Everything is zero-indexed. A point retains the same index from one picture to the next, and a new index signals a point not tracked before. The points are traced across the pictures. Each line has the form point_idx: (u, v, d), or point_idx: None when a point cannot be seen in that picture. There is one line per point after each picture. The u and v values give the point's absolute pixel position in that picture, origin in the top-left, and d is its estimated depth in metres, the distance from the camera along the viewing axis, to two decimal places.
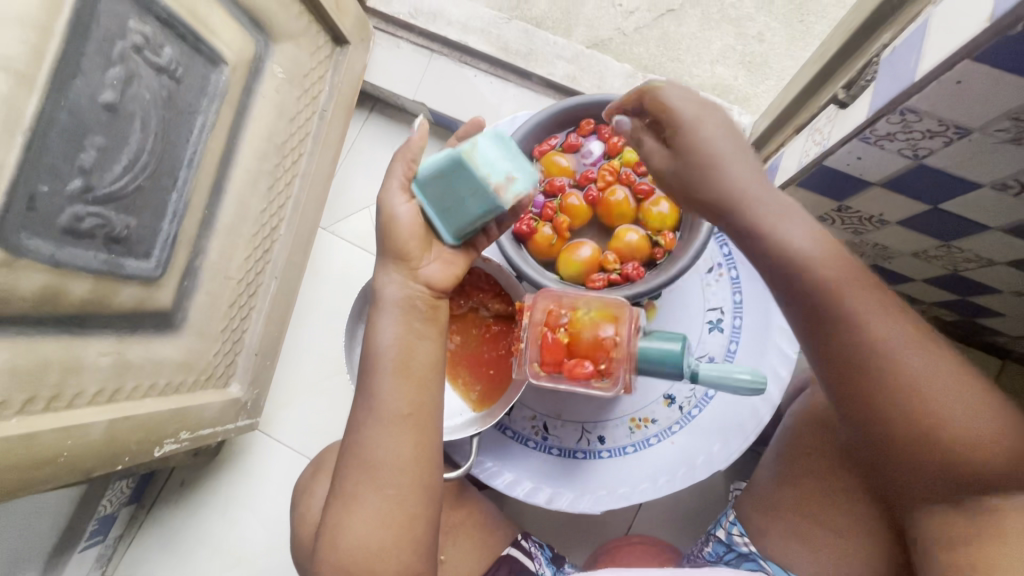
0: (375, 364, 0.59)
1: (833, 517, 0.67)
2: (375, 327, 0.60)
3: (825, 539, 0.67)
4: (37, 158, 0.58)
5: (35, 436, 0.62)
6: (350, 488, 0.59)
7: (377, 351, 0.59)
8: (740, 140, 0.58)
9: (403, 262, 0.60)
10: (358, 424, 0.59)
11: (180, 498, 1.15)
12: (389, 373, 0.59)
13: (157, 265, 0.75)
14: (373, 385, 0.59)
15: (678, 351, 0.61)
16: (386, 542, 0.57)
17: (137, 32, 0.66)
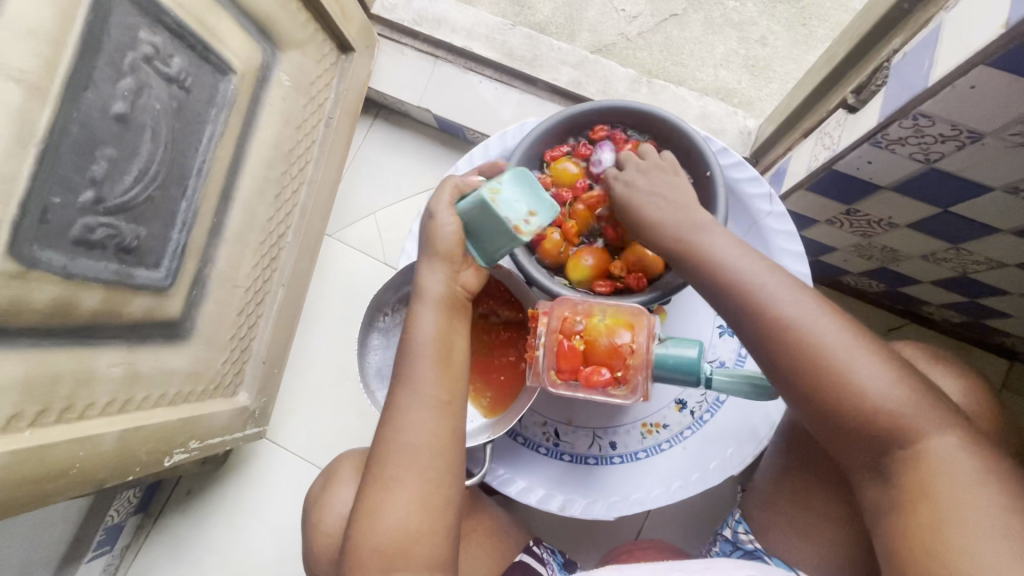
0: (419, 352, 0.59)
1: (818, 517, 0.66)
2: (417, 318, 0.60)
3: (814, 536, 0.66)
4: (50, 170, 0.58)
5: (47, 448, 0.62)
6: (388, 474, 0.57)
7: (421, 340, 0.59)
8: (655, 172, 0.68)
9: (449, 256, 0.61)
10: (397, 411, 0.58)
11: (187, 507, 1.15)
12: (433, 360, 0.59)
13: (167, 274, 0.74)
14: (416, 372, 0.59)
15: (695, 357, 0.61)
16: (426, 527, 0.57)
17: (147, 42, 0.66)
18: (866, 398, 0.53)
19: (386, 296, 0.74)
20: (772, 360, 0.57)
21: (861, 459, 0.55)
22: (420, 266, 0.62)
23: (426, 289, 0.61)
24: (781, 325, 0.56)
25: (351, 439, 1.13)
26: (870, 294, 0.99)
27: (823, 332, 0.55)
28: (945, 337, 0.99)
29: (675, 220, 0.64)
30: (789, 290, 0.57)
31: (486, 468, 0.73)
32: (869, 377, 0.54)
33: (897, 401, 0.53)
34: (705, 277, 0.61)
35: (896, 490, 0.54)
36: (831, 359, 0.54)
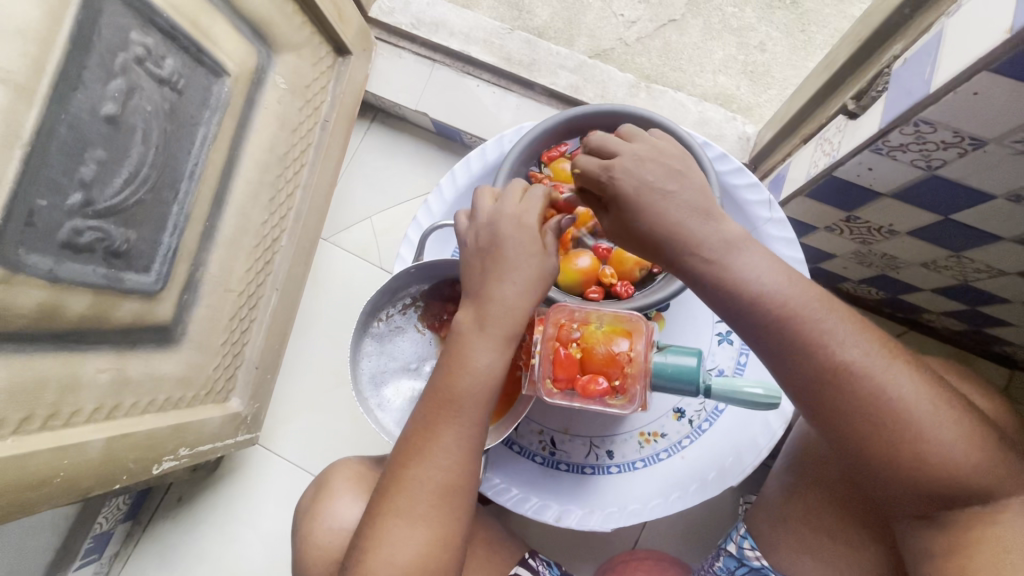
0: (469, 388, 0.57)
1: (842, 531, 0.65)
2: (476, 348, 0.58)
3: (841, 554, 0.65)
4: (37, 172, 0.56)
5: (32, 455, 0.60)
6: (417, 507, 0.56)
7: (478, 372, 0.57)
8: (672, 177, 0.56)
9: (530, 291, 0.58)
10: (430, 440, 0.57)
11: (177, 515, 1.13)
12: (480, 400, 0.57)
13: (157, 279, 0.73)
14: (463, 408, 0.57)
15: (694, 365, 0.60)
16: (443, 564, 0.56)
17: (139, 43, 0.65)
18: (933, 449, 0.51)
19: (381, 302, 0.73)
20: (837, 414, 0.52)
21: (922, 505, 0.53)
22: (497, 289, 0.58)
23: (507, 322, 0.58)
24: (849, 377, 0.51)
25: (346, 446, 1.11)
26: (869, 301, 0.99)
27: (882, 376, 0.51)
28: (945, 345, 0.98)
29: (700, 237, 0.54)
30: (842, 326, 0.52)
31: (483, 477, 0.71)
32: (935, 420, 0.51)
33: (965, 449, 0.51)
34: (756, 317, 0.53)
35: (949, 535, 0.53)
36: (895, 411, 0.51)
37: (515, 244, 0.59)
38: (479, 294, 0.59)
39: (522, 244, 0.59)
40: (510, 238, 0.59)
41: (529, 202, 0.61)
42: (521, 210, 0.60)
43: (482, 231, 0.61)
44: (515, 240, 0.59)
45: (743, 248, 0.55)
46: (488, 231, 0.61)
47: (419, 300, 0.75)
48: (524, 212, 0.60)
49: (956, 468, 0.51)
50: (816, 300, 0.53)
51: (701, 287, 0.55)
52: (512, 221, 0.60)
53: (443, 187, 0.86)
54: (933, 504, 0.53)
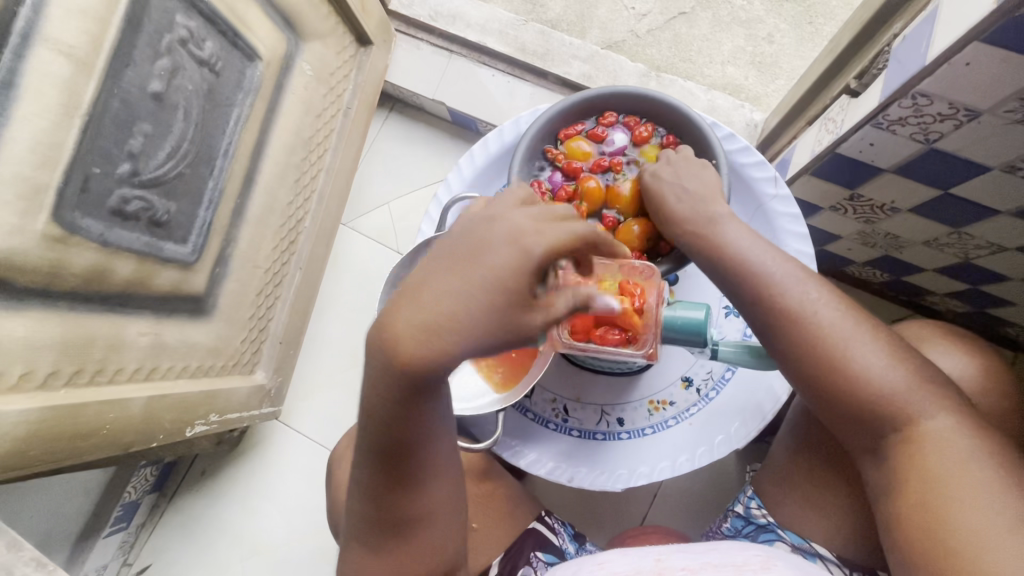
0: (391, 447, 0.51)
1: (832, 485, 0.68)
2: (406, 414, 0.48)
3: (830, 502, 0.68)
4: (92, 141, 0.61)
5: (81, 407, 0.65)
6: (398, 550, 0.59)
7: (397, 436, 0.50)
8: (690, 169, 0.71)
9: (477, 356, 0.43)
10: (378, 500, 0.56)
11: (200, 488, 1.18)
12: (401, 453, 0.52)
13: (193, 250, 0.78)
14: (389, 464, 0.52)
15: (701, 319, 0.63)
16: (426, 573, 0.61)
17: (183, 26, 0.69)
18: (867, 383, 0.56)
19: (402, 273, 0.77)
20: (787, 349, 0.59)
21: (863, 439, 0.58)
22: (424, 334, 0.41)
23: (412, 357, 0.42)
24: (797, 317, 0.58)
25: None
26: (873, 284, 1.01)
27: (821, 318, 0.58)
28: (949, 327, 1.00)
29: (692, 214, 0.68)
30: (792, 277, 0.60)
31: (498, 437, 0.75)
32: (869, 358, 0.56)
33: (897, 383, 0.55)
34: (726, 272, 0.63)
35: (895, 470, 0.56)
36: (834, 346, 0.57)
37: (492, 291, 0.42)
38: (400, 324, 0.42)
39: (492, 290, 0.42)
40: (483, 268, 0.42)
41: (542, 239, 0.43)
42: (513, 242, 0.42)
43: (463, 234, 0.44)
44: (487, 276, 0.42)
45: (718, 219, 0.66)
46: (471, 252, 0.43)
47: None
48: (530, 243, 0.43)
49: (888, 400, 0.55)
50: (772, 255, 0.62)
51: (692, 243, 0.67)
52: (503, 244, 0.43)
53: (462, 167, 0.90)
54: (872, 436, 0.57)
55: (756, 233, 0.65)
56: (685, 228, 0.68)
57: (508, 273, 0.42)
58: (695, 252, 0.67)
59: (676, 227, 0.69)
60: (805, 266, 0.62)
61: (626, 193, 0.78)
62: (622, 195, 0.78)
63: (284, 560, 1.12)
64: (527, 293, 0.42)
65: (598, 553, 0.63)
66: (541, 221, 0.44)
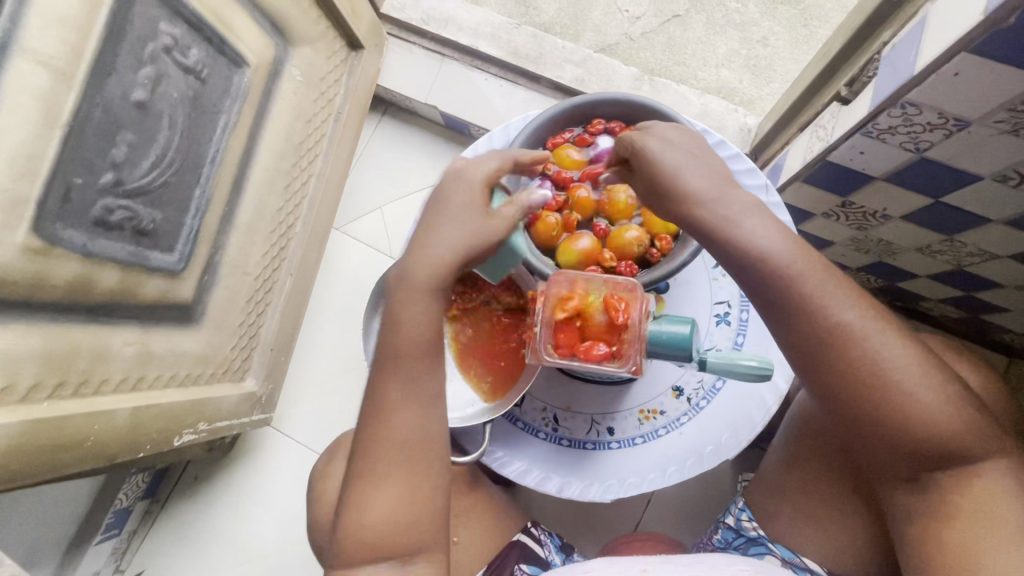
0: (408, 349, 0.57)
1: (832, 497, 0.68)
2: (410, 313, 0.57)
3: (828, 515, 0.67)
4: (74, 152, 0.60)
5: (64, 419, 0.64)
6: (386, 481, 0.57)
7: (411, 337, 0.57)
8: (697, 150, 0.62)
9: (468, 249, 0.59)
10: (383, 403, 0.58)
11: (193, 494, 1.17)
12: (417, 358, 0.58)
13: (180, 258, 0.77)
14: (403, 367, 0.57)
15: (687, 333, 0.63)
16: (419, 518, 0.58)
17: (167, 33, 0.69)
18: (920, 416, 0.53)
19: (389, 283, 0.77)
20: (831, 373, 0.54)
21: (903, 468, 0.56)
22: (427, 243, 0.59)
23: (427, 264, 0.58)
24: (846, 340, 0.54)
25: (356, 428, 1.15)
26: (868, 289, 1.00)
27: (874, 345, 0.53)
28: (944, 333, 1.00)
29: (716, 201, 0.58)
30: (841, 296, 0.55)
31: (486, 448, 0.75)
32: (923, 390, 0.53)
33: (947, 415, 0.53)
34: (759, 278, 0.56)
35: (933, 500, 0.55)
36: (888, 376, 0.53)
37: (463, 208, 0.60)
38: (408, 254, 0.60)
39: (463, 206, 0.60)
40: (455, 196, 0.61)
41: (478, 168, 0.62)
42: (474, 176, 0.62)
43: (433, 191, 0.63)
44: (455, 207, 0.60)
45: (752, 215, 0.57)
46: (447, 190, 0.61)
47: None
48: (469, 175, 0.62)
49: (938, 434, 0.53)
50: (818, 268, 0.55)
51: (716, 244, 0.58)
52: (462, 181, 0.62)
53: None
54: (912, 466, 0.55)
55: (792, 234, 0.57)
56: (708, 216, 0.58)
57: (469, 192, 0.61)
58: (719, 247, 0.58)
59: (694, 213, 0.58)
60: (848, 281, 0.56)
61: (622, 200, 0.77)
62: (613, 202, 0.78)
63: (276, 566, 1.12)
64: (480, 206, 0.60)
65: (588, 560, 0.63)
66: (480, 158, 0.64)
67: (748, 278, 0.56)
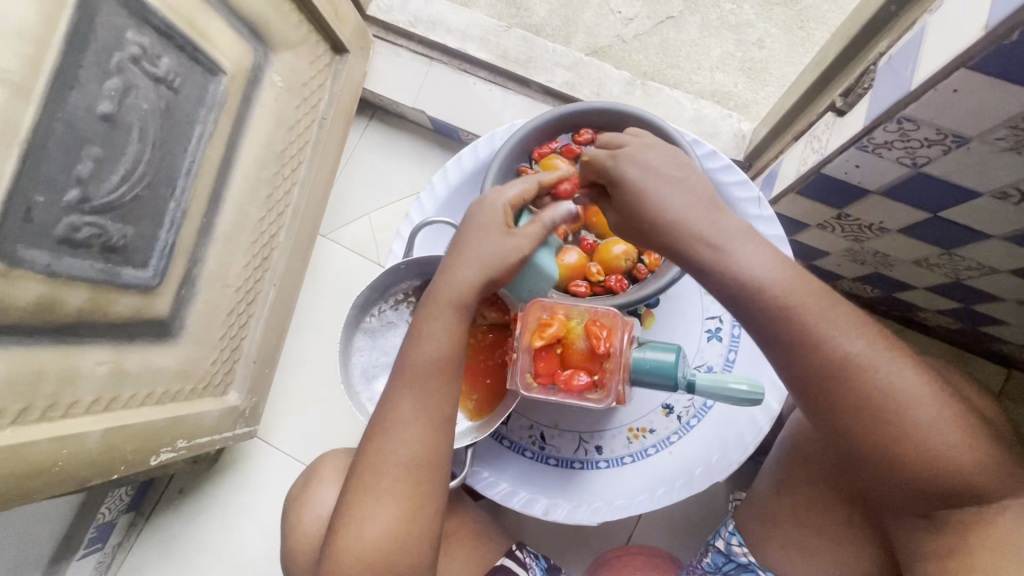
0: (427, 364, 0.57)
1: (831, 526, 0.66)
2: (430, 328, 0.57)
3: (825, 545, 0.66)
4: (34, 168, 0.58)
5: (30, 445, 0.62)
6: (384, 495, 0.56)
7: (431, 353, 0.57)
8: (678, 169, 0.58)
9: (494, 267, 0.58)
10: (392, 413, 0.57)
11: (177, 507, 1.15)
12: (437, 374, 0.57)
13: (154, 274, 0.75)
14: (421, 382, 0.57)
15: (672, 362, 0.60)
16: (415, 537, 0.57)
17: (134, 43, 0.66)
18: (934, 452, 0.51)
19: (371, 298, 0.74)
20: (838, 411, 0.52)
21: (918, 506, 0.54)
22: (454, 260, 0.59)
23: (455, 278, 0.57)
24: (853, 378, 0.51)
25: (343, 440, 1.13)
26: (864, 299, 0.98)
27: (886, 380, 0.51)
28: (942, 344, 0.98)
29: (705, 231, 0.55)
30: (848, 331, 0.52)
31: (470, 470, 0.73)
32: (937, 426, 0.51)
33: (962, 451, 0.51)
34: (760, 314, 0.53)
35: (949, 537, 0.53)
36: (901, 413, 0.51)
37: (486, 227, 0.59)
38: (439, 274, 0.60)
39: (486, 224, 0.59)
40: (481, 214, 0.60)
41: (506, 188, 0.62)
42: (500, 197, 0.61)
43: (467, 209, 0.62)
44: (479, 229, 0.59)
45: (750, 245, 0.54)
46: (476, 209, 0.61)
47: (411, 295, 0.75)
48: (492, 197, 0.61)
49: (953, 471, 0.51)
50: (822, 300, 0.52)
51: (714, 279, 0.54)
52: (487, 200, 0.61)
53: (435, 183, 0.87)
54: (928, 504, 0.53)
55: (791, 262, 0.54)
56: (698, 247, 0.55)
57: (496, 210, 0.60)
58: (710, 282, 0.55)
59: (683, 244, 0.55)
60: (854, 311, 0.53)
61: None
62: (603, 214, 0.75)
63: None
64: (502, 225, 0.59)
65: None
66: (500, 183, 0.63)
67: (749, 314, 0.53)
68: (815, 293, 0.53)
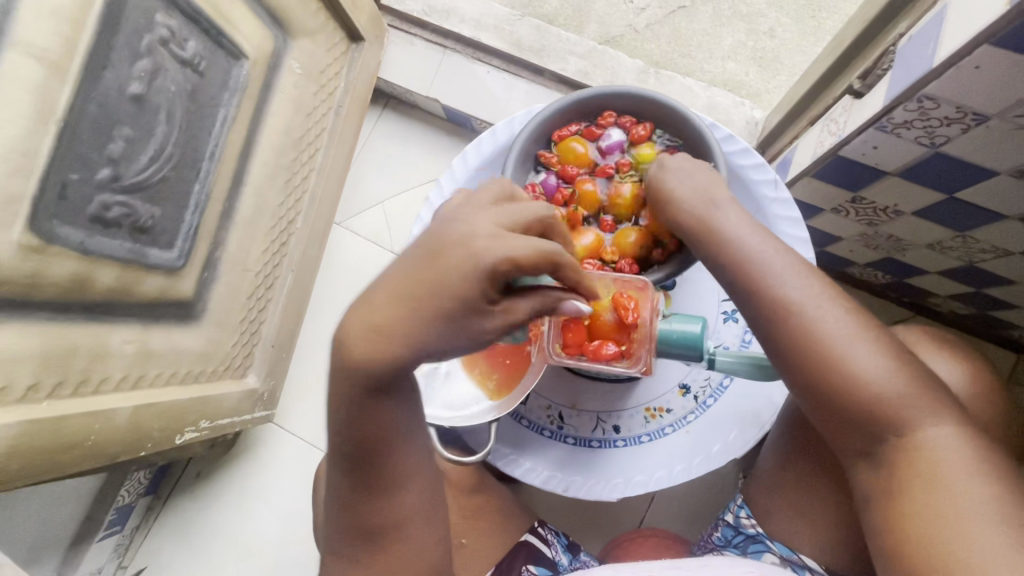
0: (368, 445, 0.52)
1: (824, 492, 0.66)
2: (362, 409, 0.50)
3: (817, 509, 0.66)
4: (68, 148, 0.59)
5: (63, 418, 0.64)
6: (378, 562, 0.57)
7: (367, 435, 0.51)
8: (696, 162, 0.66)
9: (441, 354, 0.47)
10: (350, 498, 0.55)
11: (194, 490, 1.17)
12: (379, 454, 0.53)
13: (179, 255, 0.76)
14: (368, 465, 0.53)
15: (699, 332, 0.62)
16: None
17: (163, 25, 0.67)
18: (863, 386, 0.52)
19: None
20: (772, 344, 0.55)
21: (856, 444, 0.54)
22: (382, 330, 0.46)
23: (362, 349, 0.46)
24: (786, 309, 0.54)
25: None
26: (875, 285, 0.99)
27: (822, 317, 0.53)
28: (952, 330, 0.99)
29: (692, 199, 0.62)
30: (791, 270, 0.56)
31: (490, 448, 0.74)
32: (869, 361, 0.52)
33: (894, 388, 0.52)
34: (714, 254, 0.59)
35: (888, 480, 0.53)
36: (833, 347, 0.53)
37: (445, 307, 0.45)
38: (362, 333, 0.46)
39: (447, 303, 0.45)
40: (439, 285, 0.44)
41: (483, 247, 0.44)
42: (473, 265, 0.44)
43: (422, 253, 0.46)
44: (439, 294, 0.44)
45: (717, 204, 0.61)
46: (432, 272, 0.45)
47: None
48: (479, 255, 0.44)
49: (885, 405, 0.52)
50: (767, 242, 0.58)
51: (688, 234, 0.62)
52: (451, 266, 0.44)
53: (455, 168, 0.88)
54: (866, 442, 0.53)
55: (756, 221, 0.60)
56: (683, 209, 0.63)
57: (460, 287, 0.45)
58: (694, 242, 0.62)
59: (675, 210, 0.63)
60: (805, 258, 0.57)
61: (625, 196, 0.76)
62: (622, 198, 0.76)
63: (279, 562, 1.12)
64: (472, 310, 0.45)
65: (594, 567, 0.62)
66: (501, 233, 0.46)
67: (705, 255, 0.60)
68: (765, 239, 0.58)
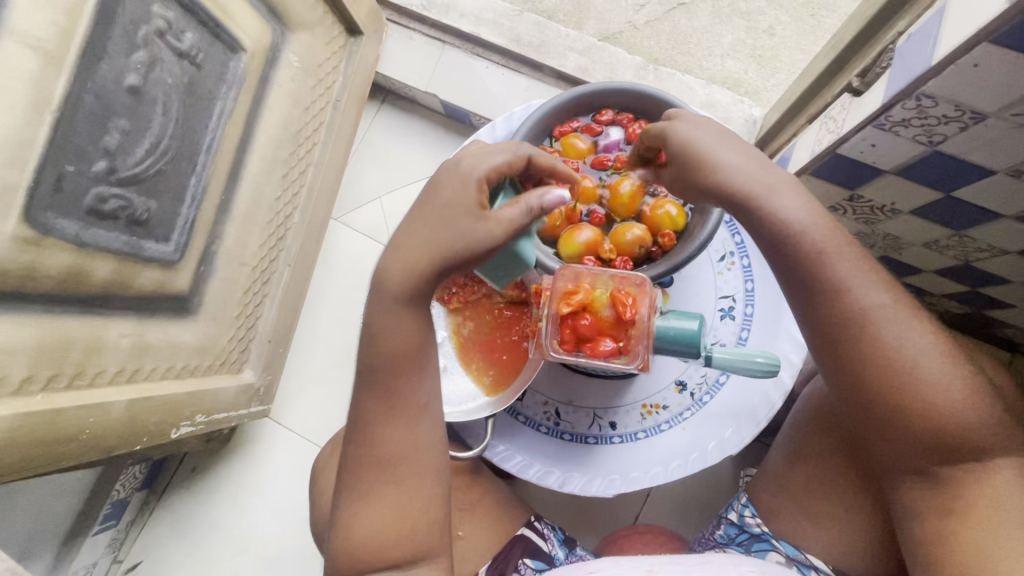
0: (393, 365, 0.58)
1: (840, 497, 0.67)
2: (391, 328, 0.58)
3: (829, 511, 0.67)
4: (64, 139, 0.59)
5: (58, 411, 0.63)
6: (388, 490, 0.58)
7: (393, 351, 0.58)
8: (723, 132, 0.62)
9: (453, 257, 0.55)
10: (366, 428, 0.59)
11: (190, 485, 1.17)
12: (398, 370, 0.58)
13: (176, 249, 0.76)
14: (393, 387, 0.58)
15: (695, 330, 0.63)
16: (409, 532, 0.58)
17: (160, 16, 0.67)
18: (936, 402, 0.53)
19: None
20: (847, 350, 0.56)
21: (916, 458, 0.56)
22: (402, 247, 0.56)
23: (398, 275, 0.56)
24: (867, 317, 0.55)
25: None
26: None
27: (897, 329, 0.54)
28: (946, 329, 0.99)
29: (748, 178, 0.58)
30: (869, 281, 0.56)
31: (486, 443, 0.74)
32: (943, 380, 0.53)
33: (966, 407, 0.53)
34: (787, 252, 0.57)
35: (942, 495, 0.55)
36: (908, 361, 0.54)
37: (448, 210, 0.55)
38: (391, 252, 0.57)
39: (448, 206, 0.55)
40: (440, 198, 0.56)
41: (478, 162, 0.56)
42: (472, 170, 0.55)
43: (427, 187, 0.59)
44: (444, 201, 0.56)
45: (781, 190, 0.58)
46: (435, 193, 0.56)
47: None
48: (473, 170, 0.56)
49: (955, 423, 0.53)
50: (846, 248, 0.56)
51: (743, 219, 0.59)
52: (452, 177, 0.56)
53: None
54: (925, 456, 0.55)
55: (824, 214, 0.58)
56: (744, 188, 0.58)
57: (459, 188, 0.55)
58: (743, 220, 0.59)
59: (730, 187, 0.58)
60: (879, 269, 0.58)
61: (624, 192, 0.76)
62: (620, 195, 0.76)
63: (275, 557, 1.12)
64: (473, 207, 0.54)
65: (592, 560, 0.62)
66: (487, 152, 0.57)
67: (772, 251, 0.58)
68: (839, 242, 0.57)
